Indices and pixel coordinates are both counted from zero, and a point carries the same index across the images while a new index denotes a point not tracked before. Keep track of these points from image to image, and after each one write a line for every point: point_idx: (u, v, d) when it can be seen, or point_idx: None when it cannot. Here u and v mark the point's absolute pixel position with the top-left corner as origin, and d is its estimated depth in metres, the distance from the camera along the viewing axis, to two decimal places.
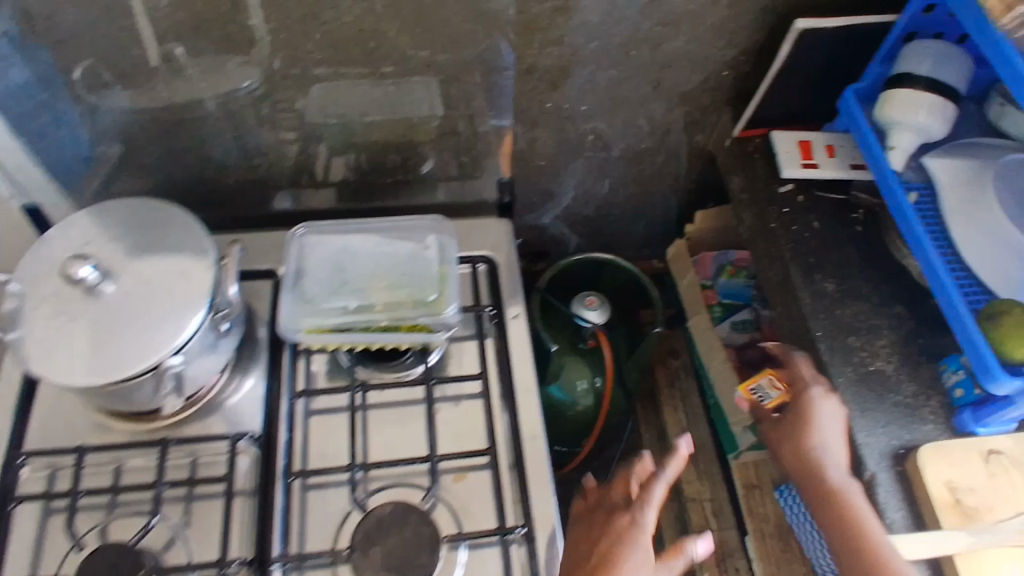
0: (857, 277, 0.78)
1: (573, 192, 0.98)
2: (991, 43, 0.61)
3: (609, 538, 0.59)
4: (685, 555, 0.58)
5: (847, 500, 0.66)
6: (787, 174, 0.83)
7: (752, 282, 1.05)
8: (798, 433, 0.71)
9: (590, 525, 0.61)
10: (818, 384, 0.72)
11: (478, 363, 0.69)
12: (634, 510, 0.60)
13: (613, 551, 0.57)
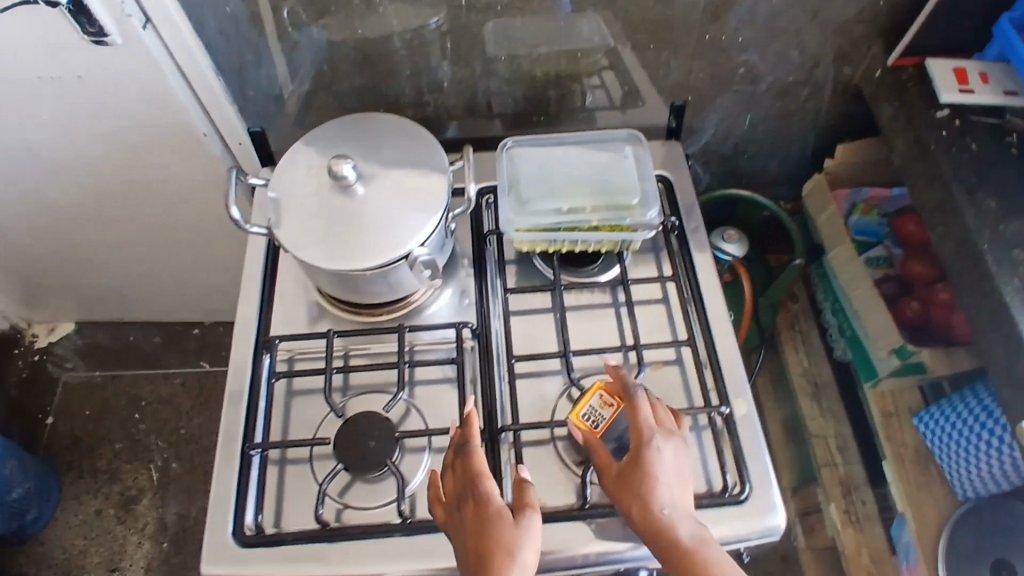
0: (1020, 196, 0.80)
1: (714, 128, 1.02)
2: None
3: (474, 524, 0.54)
4: (527, 492, 0.57)
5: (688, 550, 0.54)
6: (945, 99, 0.85)
7: (886, 221, 1.07)
8: (633, 481, 0.56)
9: (451, 529, 0.55)
10: (658, 430, 0.58)
11: (661, 268, 0.75)
12: (474, 489, 0.56)
13: (488, 533, 0.53)
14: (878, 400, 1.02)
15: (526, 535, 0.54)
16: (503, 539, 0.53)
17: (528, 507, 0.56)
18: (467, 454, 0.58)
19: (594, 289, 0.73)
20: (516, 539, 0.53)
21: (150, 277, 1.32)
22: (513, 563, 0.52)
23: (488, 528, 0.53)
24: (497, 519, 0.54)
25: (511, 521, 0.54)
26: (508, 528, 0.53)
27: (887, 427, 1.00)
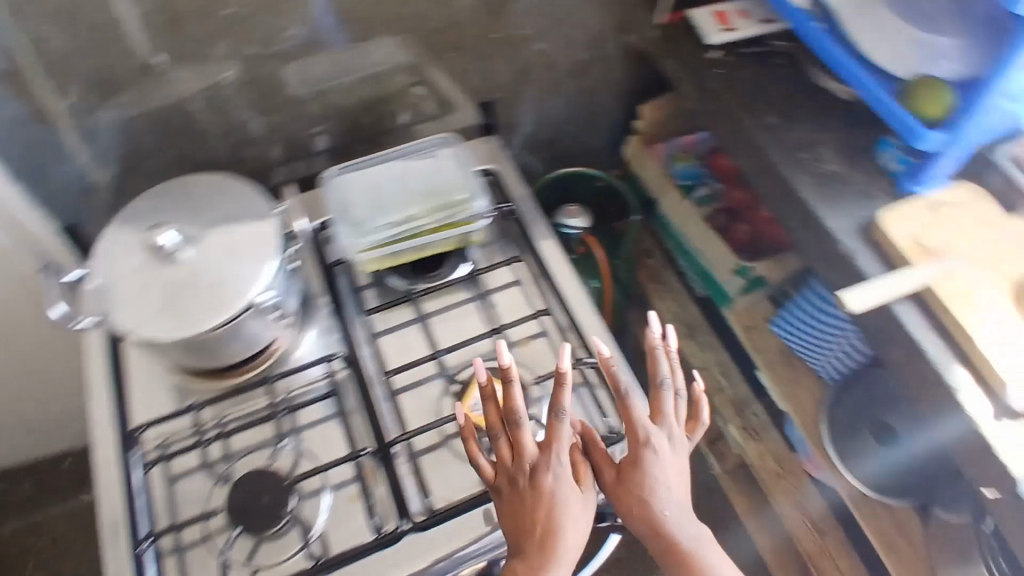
0: (795, 109, 0.91)
1: (531, 116, 1.08)
2: (874, 95, 0.81)
3: (547, 506, 0.54)
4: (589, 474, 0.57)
5: (691, 561, 0.55)
6: (713, 41, 0.95)
7: (702, 162, 1.16)
8: (632, 492, 0.56)
9: (516, 498, 0.55)
10: (656, 428, 0.57)
11: (506, 252, 0.79)
12: (547, 467, 0.55)
13: (557, 519, 0.54)
14: (738, 318, 1.11)
15: (585, 514, 0.55)
16: (564, 524, 0.54)
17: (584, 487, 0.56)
18: (559, 426, 0.55)
19: (449, 288, 0.76)
20: (580, 533, 0.55)
21: (1, 416, 1.20)
22: (573, 541, 0.54)
23: (555, 508, 0.54)
24: (567, 506, 0.55)
25: (581, 504, 0.55)
26: (574, 520, 0.54)
27: (753, 339, 1.10)
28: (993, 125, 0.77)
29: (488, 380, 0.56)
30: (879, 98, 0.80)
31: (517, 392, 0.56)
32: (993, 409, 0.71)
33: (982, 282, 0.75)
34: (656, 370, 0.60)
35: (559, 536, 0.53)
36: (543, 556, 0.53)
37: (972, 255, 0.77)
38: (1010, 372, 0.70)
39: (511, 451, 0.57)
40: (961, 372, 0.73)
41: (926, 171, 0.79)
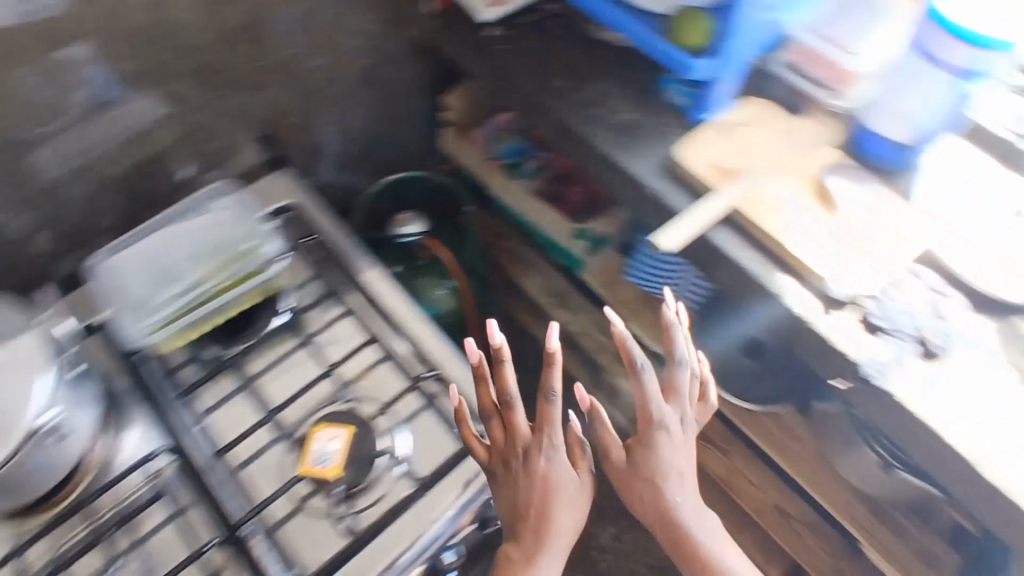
0: (581, 66, 0.91)
1: (335, 134, 1.04)
2: (659, 49, 0.80)
3: (539, 486, 0.61)
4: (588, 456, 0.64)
5: (694, 545, 0.63)
6: (485, 17, 0.94)
7: (524, 138, 1.13)
8: (640, 474, 0.64)
9: (510, 482, 0.62)
10: (663, 410, 0.65)
11: (320, 287, 0.77)
12: (541, 450, 0.61)
13: (550, 500, 0.60)
14: (596, 276, 1.12)
15: (582, 489, 0.62)
16: (554, 502, 0.60)
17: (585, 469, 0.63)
18: (548, 407, 0.60)
19: (269, 343, 0.73)
20: (573, 512, 0.61)
21: None
22: (566, 518, 0.61)
23: (552, 487, 0.60)
24: (560, 490, 0.60)
25: (577, 483, 0.62)
26: (567, 501, 0.61)
27: (612, 292, 1.11)
28: (754, 41, 0.80)
29: (479, 363, 0.61)
30: (661, 50, 0.80)
31: (508, 371, 0.62)
32: (820, 304, 0.74)
33: (782, 188, 0.78)
34: (673, 350, 0.67)
35: (551, 514, 0.60)
36: (536, 539, 0.60)
37: (767, 165, 0.80)
38: (824, 267, 0.74)
39: (511, 431, 0.63)
40: (786, 278, 0.75)
41: (710, 99, 0.82)
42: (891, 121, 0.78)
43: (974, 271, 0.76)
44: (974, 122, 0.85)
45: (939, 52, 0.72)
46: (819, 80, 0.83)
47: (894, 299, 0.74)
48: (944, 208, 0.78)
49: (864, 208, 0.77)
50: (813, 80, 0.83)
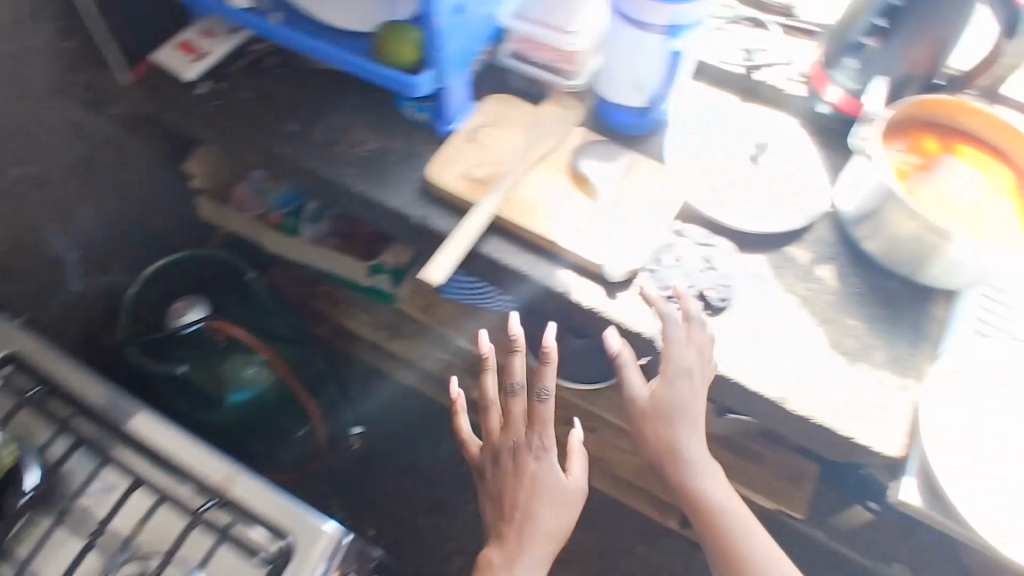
0: (312, 104, 0.85)
1: (69, 236, 0.95)
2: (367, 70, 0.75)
3: (527, 482, 0.72)
4: (580, 462, 0.75)
5: (699, 497, 0.69)
6: (190, 76, 0.84)
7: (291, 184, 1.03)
8: (666, 427, 0.69)
9: (503, 478, 0.74)
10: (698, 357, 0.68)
11: (70, 438, 0.72)
12: (529, 449, 0.73)
13: (536, 498, 0.72)
14: (411, 304, 1.04)
15: (571, 475, 0.75)
16: (537, 494, 0.72)
17: (580, 480, 0.75)
18: (540, 407, 0.72)
19: (22, 522, 0.68)
20: (562, 511, 0.73)
21: None
22: (550, 507, 0.72)
23: (536, 483, 0.72)
24: (548, 492, 0.72)
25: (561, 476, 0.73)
26: (556, 506, 0.72)
27: (434, 314, 1.04)
28: (468, 45, 0.77)
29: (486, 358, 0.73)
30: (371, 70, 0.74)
31: (516, 362, 0.73)
32: (600, 289, 0.73)
33: (541, 184, 0.77)
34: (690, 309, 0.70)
35: (534, 514, 0.72)
36: (518, 542, 0.71)
37: (520, 162, 0.78)
38: (594, 253, 0.73)
39: (506, 425, 0.75)
40: (565, 273, 0.74)
41: (444, 109, 0.79)
42: (623, 89, 0.78)
43: (734, 212, 0.76)
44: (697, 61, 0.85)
45: (637, 14, 0.70)
46: (544, 63, 0.82)
47: (668, 265, 0.74)
48: (696, 156, 0.79)
49: (618, 182, 0.77)
50: (541, 65, 0.82)
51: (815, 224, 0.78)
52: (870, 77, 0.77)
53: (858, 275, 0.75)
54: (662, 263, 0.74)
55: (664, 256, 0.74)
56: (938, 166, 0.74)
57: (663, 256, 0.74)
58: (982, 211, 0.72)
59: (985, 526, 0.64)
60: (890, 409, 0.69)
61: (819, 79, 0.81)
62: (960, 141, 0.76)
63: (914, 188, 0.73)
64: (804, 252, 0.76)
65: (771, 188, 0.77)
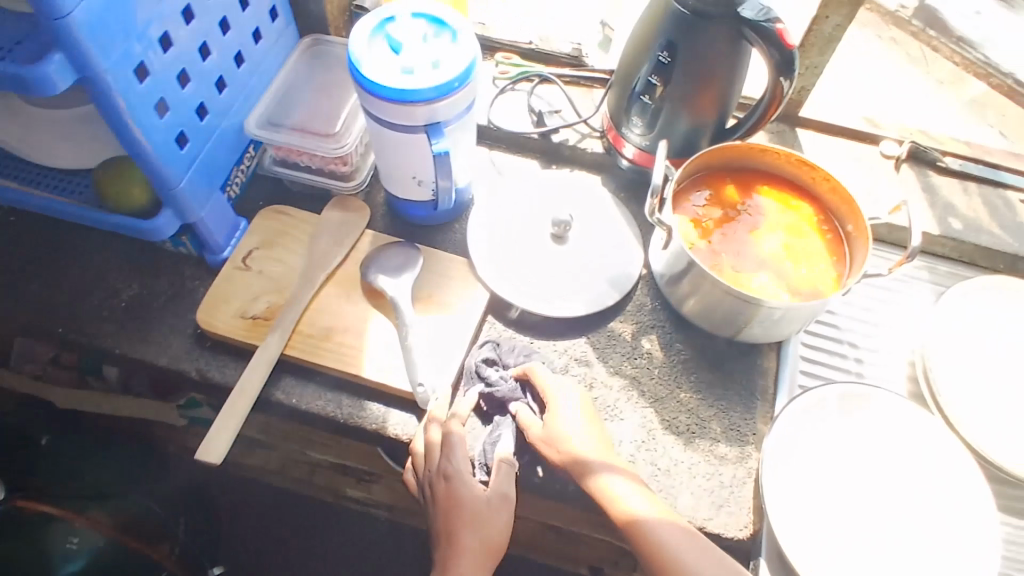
0: (61, 253, 0.74)
1: None
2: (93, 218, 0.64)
3: (443, 507, 0.60)
4: (504, 476, 0.61)
5: None
6: None
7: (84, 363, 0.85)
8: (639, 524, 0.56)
9: (429, 507, 0.62)
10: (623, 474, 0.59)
11: None
12: (439, 472, 0.60)
13: (453, 521, 0.59)
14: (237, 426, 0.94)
15: (494, 494, 0.60)
16: (456, 520, 0.59)
17: (509, 492, 0.60)
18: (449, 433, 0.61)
19: None
20: (491, 524, 0.59)
21: None
22: (473, 537, 0.59)
23: (452, 508, 0.59)
24: (463, 510, 0.59)
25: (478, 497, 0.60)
26: (477, 524, 0.59)
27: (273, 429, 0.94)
28: (213, 168, 0.67)
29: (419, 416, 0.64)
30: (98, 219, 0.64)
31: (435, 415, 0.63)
32: (408, 417, 0.66)
33: (332, 305, 0.69)
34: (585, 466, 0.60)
35: (456, 538, 0.59)
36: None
37: (303, 286, 0.69)
38: (401, 379, 0.65)
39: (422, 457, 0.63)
40: (373, 403, 0.66)
41: (209, 243, 0.70)
42: (406, 187, 0.71)
43: (543, 298, 0.71)
44: (477, 124, 0.81)
45: (402, 121, 0.61)
46: (316, 167, 0.73)
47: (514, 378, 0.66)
48: (500, 240, 0.74)
49: (413, 289, 0.70)
50: (313, 169, 0.74)
51: (633, 292, 0.74)
52: (659, 135, 0.74)
53: (683, 341, 0.72)
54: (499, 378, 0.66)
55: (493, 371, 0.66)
56: (739, 214, 0.71)
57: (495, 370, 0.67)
58: (784, 262, 0.69)
59: (957, 535, 0.63)
60: (732, 485, 0.65)
61: (614, 137, 0.78)
62: (763, 185, 0.73)
63: (713, 242, 0.70)
64: (626, 325, 0.72)
65: (578, 265, 0.73)
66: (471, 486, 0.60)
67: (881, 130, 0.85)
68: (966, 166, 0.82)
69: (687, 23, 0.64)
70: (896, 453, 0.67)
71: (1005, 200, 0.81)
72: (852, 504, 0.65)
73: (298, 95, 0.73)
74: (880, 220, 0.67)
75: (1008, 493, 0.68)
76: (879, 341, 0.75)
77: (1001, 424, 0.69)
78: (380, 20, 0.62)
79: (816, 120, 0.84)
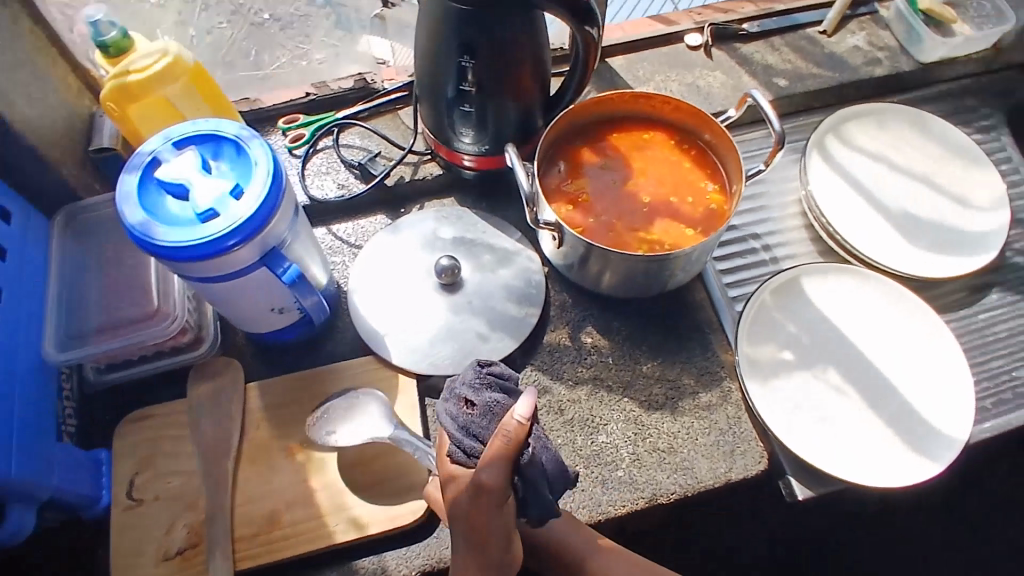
0: None
1: None
2: None
3: (457, 511, 0.46)
4: (498, 464, 0.42)
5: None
6: None
7: None
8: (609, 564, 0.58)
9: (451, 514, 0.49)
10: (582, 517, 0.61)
11: None
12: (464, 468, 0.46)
13: (466, 530, 0.45)
14: None
15: (496, 487, 0.42)
16: (462, 526, 0.46)
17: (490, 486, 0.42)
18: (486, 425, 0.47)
19: None
20: (484, 524, 0.44)
21: None
22: (482, 539, 0.45)
23: (460, 512, 0.45)
24: (471, 514, 0.44)
25: (485, 497, 0.42)
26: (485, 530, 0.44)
27: None
28: (40, 425, 0.54)
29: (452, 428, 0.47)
30: None
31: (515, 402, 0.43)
32: (428, 544, 0.58)
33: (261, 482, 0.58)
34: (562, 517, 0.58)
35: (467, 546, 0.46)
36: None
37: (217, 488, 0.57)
38: (377, 519, 0.57)
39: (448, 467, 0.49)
40: (360, 557, 0.58)
41: (80, 502, 0.56)
42: (266, 320, 0.60)
43: (473, 349, 0.64)
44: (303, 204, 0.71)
45: (232, 267, 0.52)
46: (155, 350, 0.61)
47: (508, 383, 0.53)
48: (397, 313, 0.66)
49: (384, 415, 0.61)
50: (155, 354, 0.62)
51: (549, 296, 0.70)
52: (490, 137, 0.68)
53: (618, 318, 0.69)
54: (488, 424, 0.49)
55: (491, 396, 0.51)
56: (606, 176, 0.69)
57: (494, 395, 0.51)
58: (672, 198, 0.68)
59: (916, 361, 0.68)
60: (732, 426, 0.65)
61: (447, 153, 0.72)
62: (611, 134, 0.71)
63: (597, 214, 0.67)
64: (560, 331, 0.68)
65: (485, 300, 0.67)
66: (478, 480, 0.42)
67: (679, 26, 0.85)
68: (764, 24, 0.85)
69: (470, 19, 0.58)
70: (837, 318, 0.70)
71: (808, 38, 0.85)
72: (830, 381, 0.67)
73: (88, 286, 0.60)
74: (731, 117, 0.67)
75: (936, 294, 0.73)
76: (774, 224, 0.77)
77: (900, 242, 0.74)
78: (141, 172, 0.51)
79: (620, 46, 0.83)
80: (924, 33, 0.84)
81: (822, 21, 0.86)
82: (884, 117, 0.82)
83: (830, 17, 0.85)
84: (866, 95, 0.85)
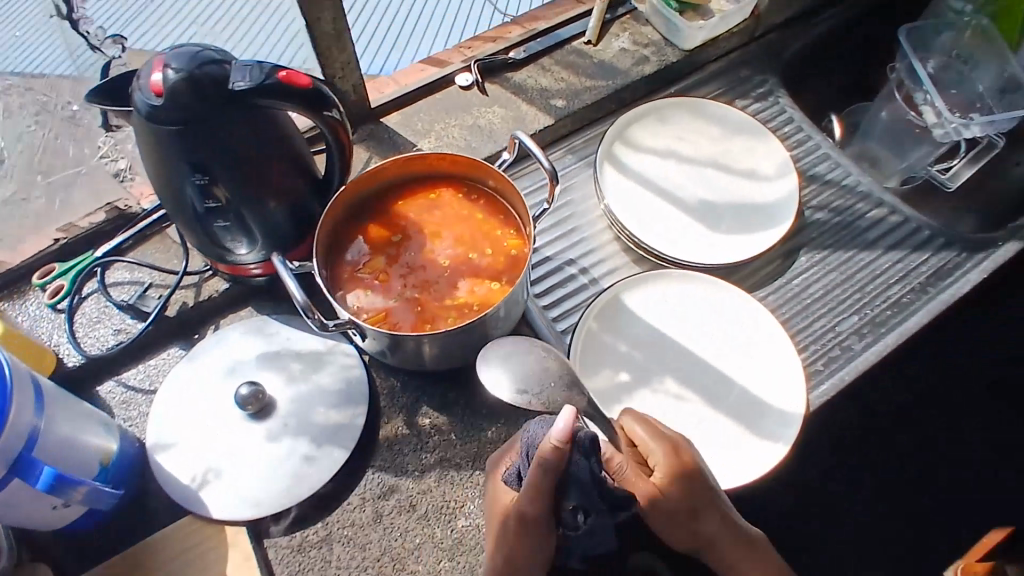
0: None
1: None
2: None
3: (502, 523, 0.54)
4: (538, 493, 0.48)
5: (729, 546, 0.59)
6: None
7: None
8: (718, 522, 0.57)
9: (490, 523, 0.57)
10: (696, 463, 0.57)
11: None
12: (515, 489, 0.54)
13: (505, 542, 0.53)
14: None
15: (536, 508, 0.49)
16: (502, 538, 0.53)
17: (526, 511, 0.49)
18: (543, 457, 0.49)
19: None
20: (518, 540, 0.52)
21: None
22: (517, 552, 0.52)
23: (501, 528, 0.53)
24: (512, 529, 0.52)
25: (527, 517, 0.50)
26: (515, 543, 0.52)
27: None
28: None
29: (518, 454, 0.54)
30: None
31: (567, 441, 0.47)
32: None
33: None
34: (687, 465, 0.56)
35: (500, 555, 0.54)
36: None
37: None
38: None
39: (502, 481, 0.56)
40: None
41: None
42: (46, 520, 0.53)
43: (301, 473, 0.60)
44: (76, 361, 0.65)
45: None
46: None
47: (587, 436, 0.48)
48: (211, 457, 0.60)
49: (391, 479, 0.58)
50: None
51: (375, 385, 0.66)
52: (266, 242, 0.64)
53: (452, 388, 0.66)
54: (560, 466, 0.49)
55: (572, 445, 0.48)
56: (400, 250, 0.66)
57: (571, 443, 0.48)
58: (470, 255, 0.66)
59: (743, 347, 0.69)
60: None
61: (229, 268, 0.66)
62: (394, 203, 0.68)
63: (399, 291, 0.64)
64: (395, 421, 0.64)
65: (304, 413, 0.62)
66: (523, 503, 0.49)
67: (449, 67, 0.83)
68: (530, 48, 0.85)
69: (188, 135, 0.53)
70: (663, 325, 0.70)
71: (575, 52, 0.85)
72: (669, 391, 0.67)
73: None
74: (506, 161, 0.65)
75: (746, 275, 0.76)
76: (586, 245, 0.76)
77: (704, 233, 0.75)
78: None
79: (393, 102, 0.80)
80: (680, 24, 0.84)
81: (585, 32, 0.87)
82: (665, 111, 0.83)
83: (591, 27, 0.86)
84: (644, 92, 0.87)
